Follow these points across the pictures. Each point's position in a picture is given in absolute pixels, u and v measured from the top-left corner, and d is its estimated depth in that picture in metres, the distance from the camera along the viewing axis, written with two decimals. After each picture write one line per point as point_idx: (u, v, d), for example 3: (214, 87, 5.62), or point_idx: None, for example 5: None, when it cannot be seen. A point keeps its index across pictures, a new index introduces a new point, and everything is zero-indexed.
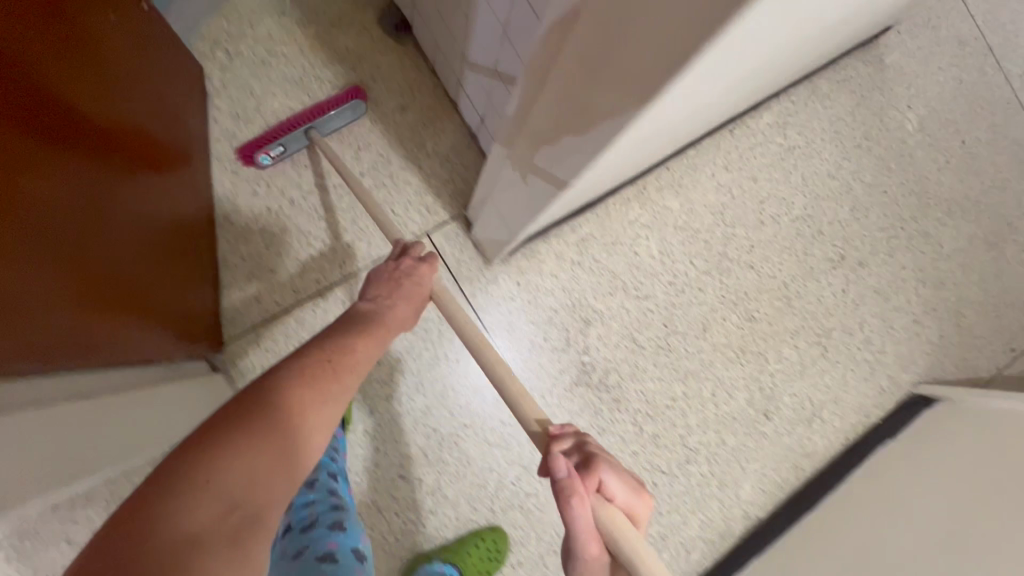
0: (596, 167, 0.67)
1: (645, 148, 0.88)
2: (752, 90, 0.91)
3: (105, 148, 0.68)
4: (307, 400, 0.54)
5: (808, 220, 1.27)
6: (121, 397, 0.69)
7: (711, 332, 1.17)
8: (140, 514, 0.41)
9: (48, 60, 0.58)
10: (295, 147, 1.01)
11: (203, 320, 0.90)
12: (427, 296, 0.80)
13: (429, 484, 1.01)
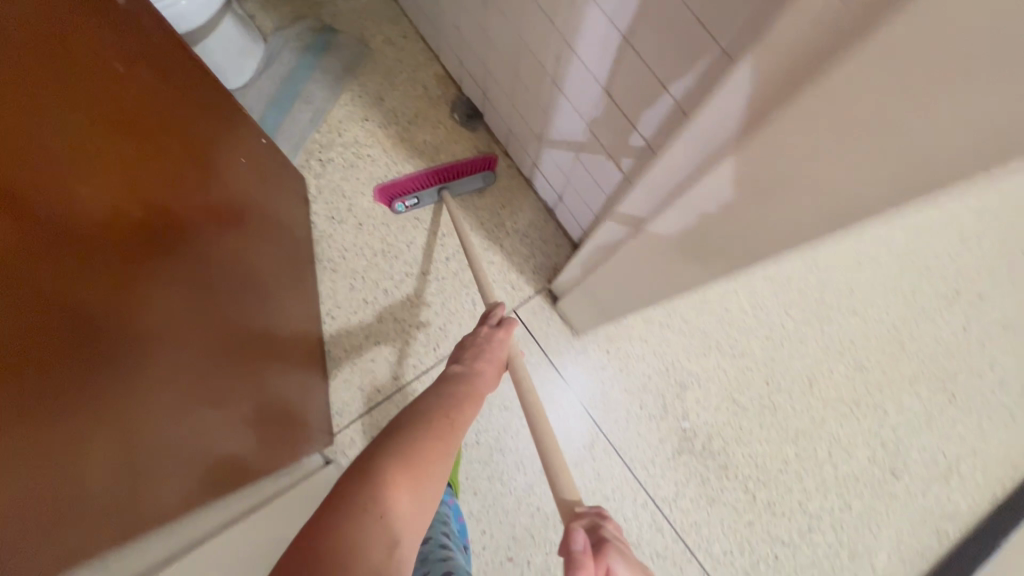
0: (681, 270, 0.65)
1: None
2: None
3: (236, 278, 0.72)
4: (425, 465, 0.47)
5: (912, 255, 1.18)
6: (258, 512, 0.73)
7: (818, 387, 1.10)
8: (317, 541, 0.39)
9: (196, 219, 0.63)
10: (427, 199, 1.08)
11: (314, 420, 0.95)
12: (503, 362, 0.71)
13: (538, 565, 0.99)
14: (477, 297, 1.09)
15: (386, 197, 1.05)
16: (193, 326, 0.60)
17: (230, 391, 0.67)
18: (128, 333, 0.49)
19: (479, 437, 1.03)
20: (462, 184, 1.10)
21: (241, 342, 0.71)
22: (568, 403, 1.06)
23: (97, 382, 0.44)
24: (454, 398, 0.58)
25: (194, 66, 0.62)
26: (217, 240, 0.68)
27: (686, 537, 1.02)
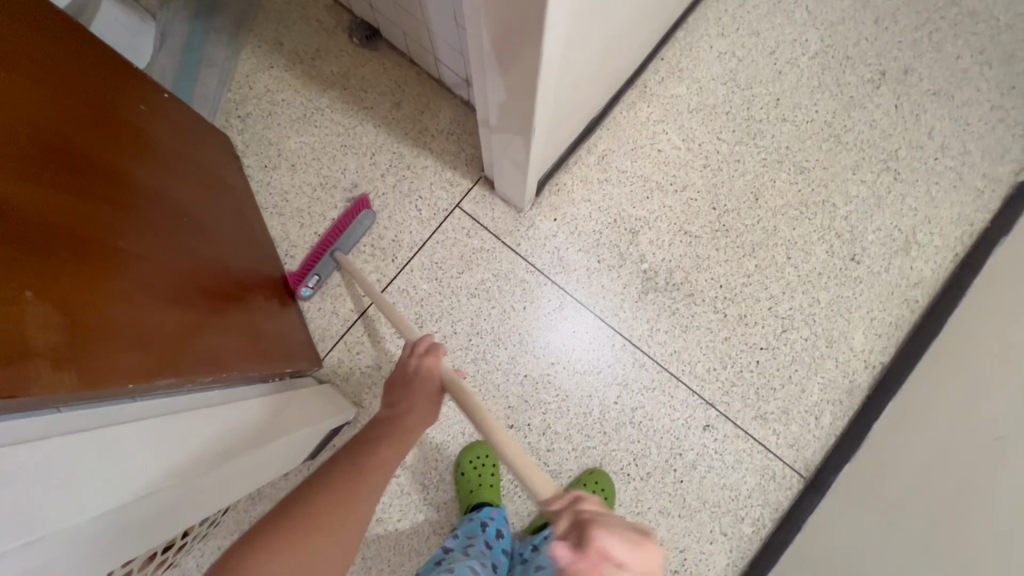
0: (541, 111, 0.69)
1: (613, 52, 0.84)
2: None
3: (165, 205, 0.78)
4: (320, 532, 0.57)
5: (830, 51, 1.18)
6: (270, 401, 0.82)
7: (764, 199, 1.13)
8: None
9: (98, 147, 0.69)
10: (326, 272, 1.08)
11: (301, 344, 1.00)
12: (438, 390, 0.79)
13: (539, 425, 1.06)
14: (420, 203, 1.13)
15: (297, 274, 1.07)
16: (120, 231, 0.66)
17: (182, 297, 0.73)
18: (43, 217, 0.55)
19: (455, 327, 1.08)
20: (350, 238, 1.08)
21: (188, 258, 0.77)
22: (530, 276, 1.10)
23: (20, 247, 0.51)
24: (374, 450, 0.68)
25: (54, 19, 0.70)
26: (131, 168, 0.74)
27: (669, 367, 1.07)
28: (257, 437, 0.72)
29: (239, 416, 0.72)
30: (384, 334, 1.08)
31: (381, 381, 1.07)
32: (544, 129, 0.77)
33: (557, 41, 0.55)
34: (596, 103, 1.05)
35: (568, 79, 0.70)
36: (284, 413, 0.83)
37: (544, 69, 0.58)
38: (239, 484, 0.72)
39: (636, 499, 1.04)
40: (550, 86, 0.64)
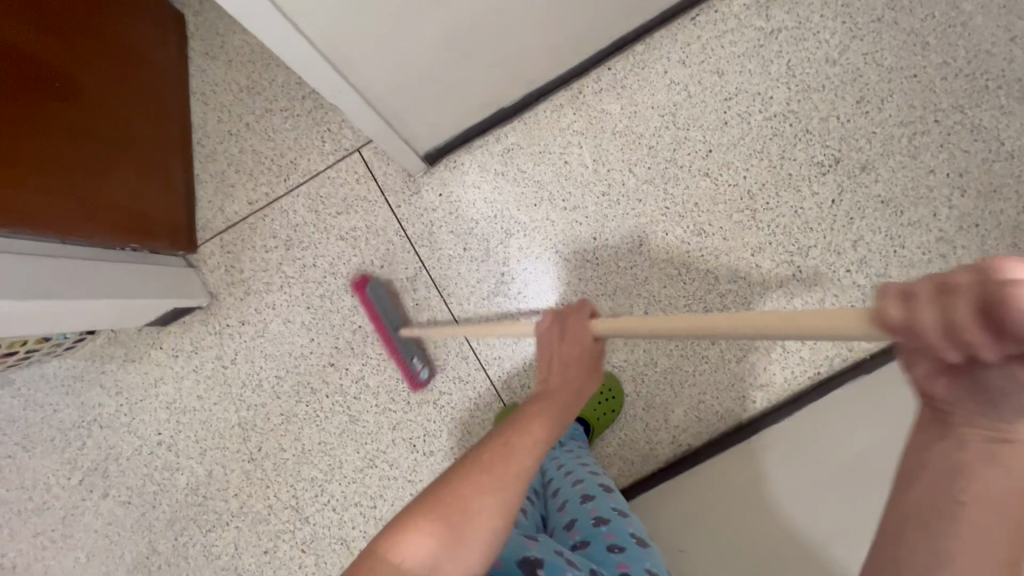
0: (343, 93, 0.74)
1: (476, 48, 0.82)
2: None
3: (48, 73, 0.87)
4: (484, 473, 0.57)
5: (790, 118, 1.07)
6: (86, 266, 0.94)
7: (649, 247, 1.08)
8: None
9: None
10: (412, 347, 1.09)
11: (174, 226, 1.11)
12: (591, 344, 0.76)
13: (354, 374, 1.13)
14: (326, 135, 1.16)
15: (410, 377, 1.10)
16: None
17: (52, 161, 0.86)
18: None
19: (316, 261, 1.15)
20: (388, 309, 1.10)
21: (64, 127, 0.88)
22: (398, 240, 1.13)
23: None
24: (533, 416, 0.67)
25: None
26: (24, 35, 0.83)
27: (488, 368, 1.11)
28: (38, 291, 0.84)
29: (28, 270, 0.85)
30: (255, 244, 1.16)
31: (237, 284, 1.16)
32: (360, 104, 0.78)
33: (261, 16, 0.56)
34: (500, 92, 1.02)
35: (362, 63, 0.70)
36: (98, 279, 0.95)
37: (269, 40, 0.60)
38: (23, 322, 0.85)
39: (413, 469, 1.11)
40: (314, 63, 0.66)
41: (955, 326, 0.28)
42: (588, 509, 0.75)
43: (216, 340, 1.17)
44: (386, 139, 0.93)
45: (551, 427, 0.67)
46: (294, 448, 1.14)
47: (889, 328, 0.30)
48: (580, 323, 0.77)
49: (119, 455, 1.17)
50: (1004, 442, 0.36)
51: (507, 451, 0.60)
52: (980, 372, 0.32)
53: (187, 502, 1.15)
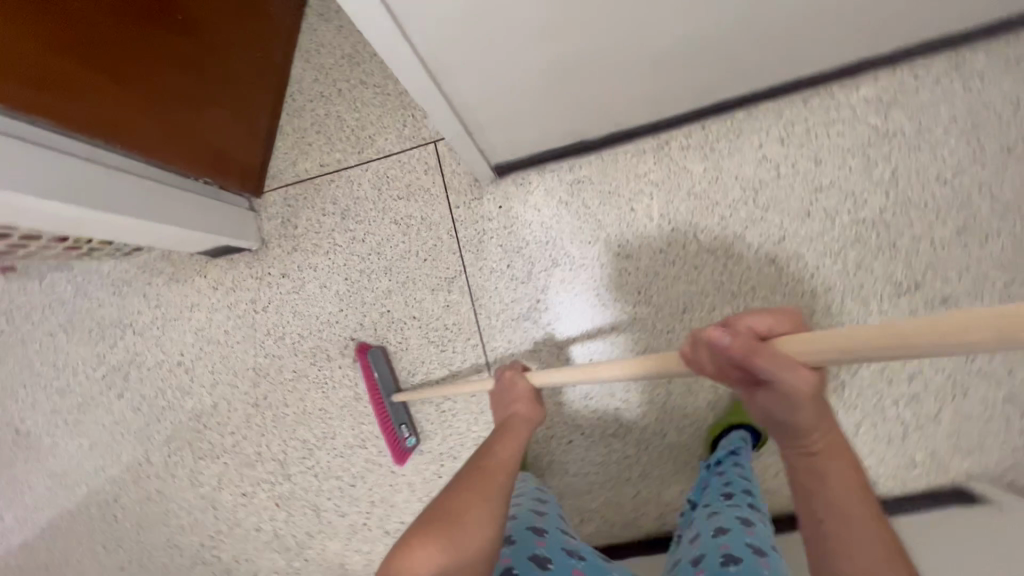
0: (427, 94, 0.75)
1: (571, 82, 0.81)
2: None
3: (174, 9, 0.92)
4: (471, 496, 0.62)
5: (879, 228, 1.00)
6: (161, 188, 1.00)
7: (691, 316, 1.05)
8: None
9: None
10: (404, 417, 1.09)
11: (246, 169, 1.16)
12: (532, 389, 0.88)
13: (370, 355, 1.15)
14: (409, 121, 1.18)
15: (394, 445, 1.09)
16: (123, 22, 0.83)
17: (151, 88, 0.91)
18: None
19: (366, 237, 1.17)
20: (382, 377, 1.11)
21: (173, 60, 0.93)
22: (447, 238, 1.14)
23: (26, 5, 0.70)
24: (496, 445, 0.74)
25: None
26: None
27: None
28: (109, 201, 0.90)
29: (108, 179, 0.91)
30: (315, 205, 1.20)
31: (288, 238, 1.21)
32: (445, 110, 0.79)
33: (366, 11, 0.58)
34: (587, 125, 0.99)
35: (454, 71, 0.71)
36: (169, 202, 1.01)
37: (372, 35, 0.62)
38: (90, 224, 0.92)
39: (399, 462, 1.13)
40: (409, 63, 0.67)
41: (710, 359, 0.59)
42: (719, 544, 0.69)
43: (255, 284, 1.21)
44: (462, 145, 0.93)
45: (518, 441, 0.77)
46: (296, 406, 1.17)
47: (691, 362, 0.62)
48: (517, 376, 0.89)
49: (142, 363, 1.24)
50: (812, 456, 0.58)
51: (487, 477, 0.66)
52: (756, 397, 0.59)
53: (188, 425, 1.21)
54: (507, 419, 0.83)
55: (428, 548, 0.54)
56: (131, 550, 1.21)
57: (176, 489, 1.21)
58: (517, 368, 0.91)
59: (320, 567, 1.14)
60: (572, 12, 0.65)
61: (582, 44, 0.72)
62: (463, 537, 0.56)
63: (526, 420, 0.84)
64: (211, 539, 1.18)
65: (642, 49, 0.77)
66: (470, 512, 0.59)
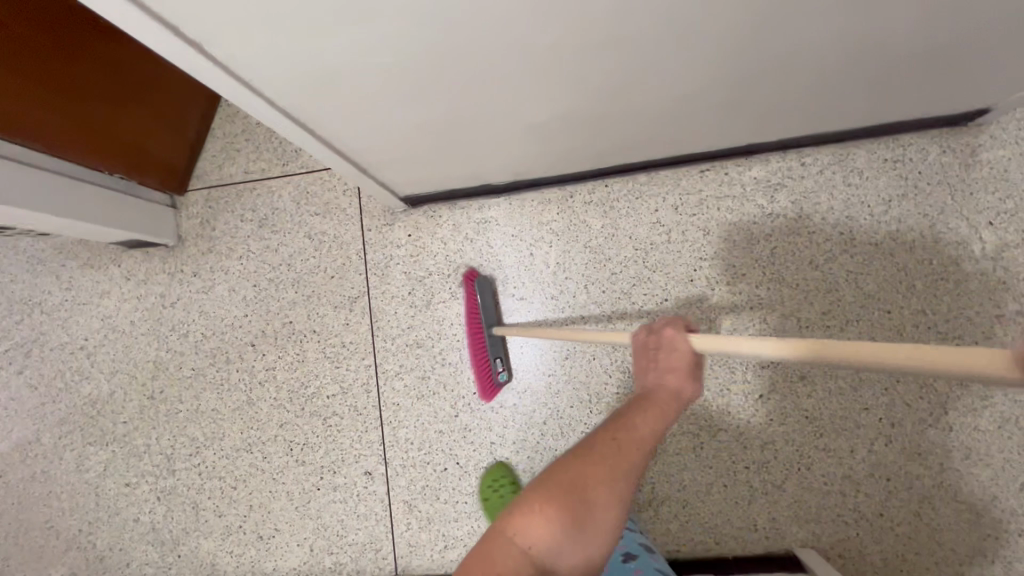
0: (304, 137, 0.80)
1: (453, 135, 0.86)
2: (611, 73, 0.75)
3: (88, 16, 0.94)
4: (596, 475, 0.60)
5: (753, 301, 1.06)
6: (69, 183, 1.02)
7: (573, 363, 1.09)
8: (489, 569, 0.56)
9: None
10: (501, 351, 1.08)
11: (168, 169, 1.19)
12: (690, 347, 0.66)
13: (268, 362, 1.18)
14: None
15: (484, 379, 1.09)
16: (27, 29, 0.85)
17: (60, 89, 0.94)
18: None
19: (279, 247, 1.20)
20: (489, 308, 1.10)
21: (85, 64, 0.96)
22: (356, 259, 1.18)
23: None
24: (632, 423, 0.64)
25: None
26: None
27: (383, 410, 1.13)
28: (6, 192, 0.93)
29: (8, 171, 0.93)
30: (234, 210, 1.23)
31: (204, 239, 1.23)
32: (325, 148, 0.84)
33: (214, 75, 0.62)
34: (490, 172, 1.04)
35: (323, 119, 0.76)
36: (75, 196, 1.03)
37: (227, 92, 0.66)
38: None
39: (281, 469, 1.15)
40: (273, 113, 0.72)
41: None
42: None
43: (166, 280, 1.24)
44: (360, 179, 0.97)
45: (665, 418, 0.65)
46: (190, 403, 1.20)
47: None
48: (673, 334, 0.67)
49: (45, 343, 1.26)
50: None
51: (617, 451, 0.61)
52: None
53: (81, 410, 1.23)
54: (649, 389, 0.67)
55: (545, 516, 0.58)
56: (9, 527, 1.22)
57: (61, 471, 1.22)
58: (680, 324, 0.68)
59: (190, 564, 1.16)
60: (423, 83, 0.70)
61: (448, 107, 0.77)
62: (595, 528, 0.58)
63: (683, 394, 0.67)
64: (88, 524, 1.20)
65: (519, 115, 0.82)
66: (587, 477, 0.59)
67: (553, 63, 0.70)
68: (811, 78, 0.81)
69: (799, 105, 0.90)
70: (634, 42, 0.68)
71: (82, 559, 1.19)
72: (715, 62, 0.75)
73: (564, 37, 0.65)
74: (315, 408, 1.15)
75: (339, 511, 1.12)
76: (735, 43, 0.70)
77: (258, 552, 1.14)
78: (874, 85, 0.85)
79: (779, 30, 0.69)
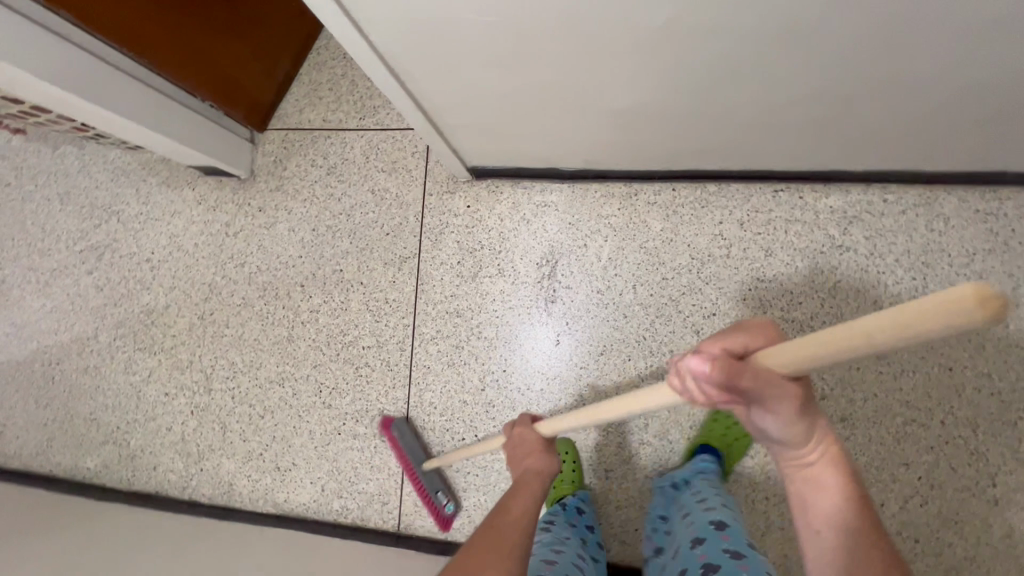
0: (393, 89, 0.82)
1: (532, 110, 0.87)
2: (717, 55, 0.70)
3: None
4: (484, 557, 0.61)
5: (804, 332, 1.03)
6: (167, 102, 1.08)
7: (607, 359, 1.09)
8: None
9: None
10: (440, 484, 1.09)
11: (255, 105, 1.24)
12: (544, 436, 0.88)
13: (313, 304, 1.23)
14: None
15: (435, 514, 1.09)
16: None
17: (173, 7, 1.00)
18: None
19: (343, 198, 1.24)
20: (415, 449, 1.11)
21: None
22: (412, 220, 1.20)
23: None
24: (504, 510, 0.73)
25: None
26: None
27: (413, 370, 1.16)
28: (112, 99, 0.99)
29: (116, 80, 0.99)
30: (307, 155, 1.27)
31: (275, 177, 1.29)
32: (408, 103, 0.86)
33: (325, 6, 0.64)
34: (559, 156, 1.05)
35: (415, 72, 0.78)
36: (169, 116, 1.09)
37: (335, 28, 0.69)
38: (90, 115, 1.00)
39: (307, 408, 1.20)
40: (371, 58, 0.75)
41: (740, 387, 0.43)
42: (697, 556, 0.72)
43: (234, 210, 1.30)
44: (433, 140, 0.99)
45: (533, 496, 0.77)
46: (236, 330, 1.26)
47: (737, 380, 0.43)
48: (528, 432, 0.90)
49: (117, 250, 1.34)
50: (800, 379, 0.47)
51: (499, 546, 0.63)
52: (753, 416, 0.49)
53: (139, 318, 1.31)
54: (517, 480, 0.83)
55: None
56: (56, 412, 1.32)
57: (110, 370, 1.31)
58: (526, 422, 0.93)
59: (209, 480, 1.22)
60: (516, 52, 0.71)
61: (537, 81, 0.78)
62: None
63: (542, 471, 0.83)
64: (127, 423, 1.28)
65: (601, 100, 0.83)
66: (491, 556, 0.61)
67: (655, 35, 0.66)
68: (942, 90, 0.73)
69: (893, 135, 0.86)
70: (748, 21, 0.63)
71: (116, 454, 1.27)
72: (834, 58, 0.69)
73: (673, 6, 0.61)
74: (349, 357, 1.19)
75: (355, 458, 1.16)
76: (844, 53, 0.68)
77: (272, 482, 1.19)
78: (983, 126, 0.81)
79: (892, 50, 0.66)
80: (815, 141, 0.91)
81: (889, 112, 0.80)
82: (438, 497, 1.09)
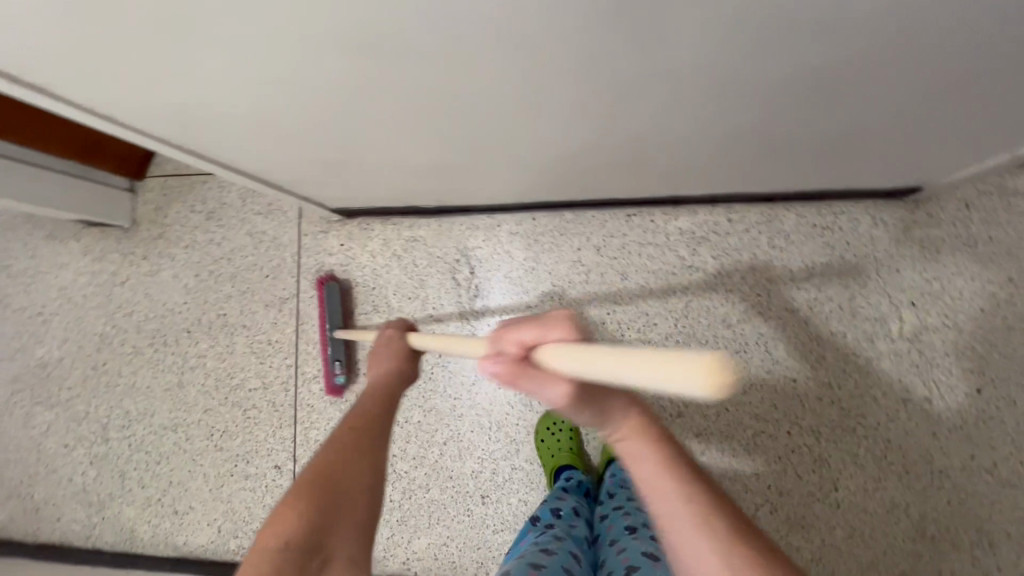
0: (201, 161, 0.87)
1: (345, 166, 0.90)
2: (485, 90, 0.64)
3: None
4: (357, 444, 0.64)
5: (661, 351, 1.06)
6: (26, 170, 1.09)
7: (479, 389, 1.12)
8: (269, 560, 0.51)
9: None
10: (340, 352, 1.14)
11: (127, 158, 1.25)
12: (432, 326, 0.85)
13: (201, 349, 1.25)
14: None
15: (327, 378, 1.15)
16: None
17: None
18: None
19: (223, 241, 1.26)
20: (332, 315, 1.15)
21: None
22: (290, 261, 1.22)
23: None
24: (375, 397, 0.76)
25: None
26: None
27: (298, 409, 1.19)
28: None
29: None
30: (186, 201, 1.28)
31: (156, 225, 1.29)
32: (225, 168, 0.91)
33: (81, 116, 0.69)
34: (408, 196, 1.07)
35: (208, 147, 0.83)
36: (30, 182, 1.09)
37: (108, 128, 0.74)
38: None
39: (200, 452, 1.22)
40: (159, 142, 0.80)
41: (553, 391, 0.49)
42: None
43: (119, 260, 1.31)
44: (276, 190, 1.03)
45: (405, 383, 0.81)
46: (129, 379, 1.28)
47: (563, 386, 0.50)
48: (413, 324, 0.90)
49: (8, 305, 1.35)
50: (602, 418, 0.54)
51: (368, 424, 0.67)
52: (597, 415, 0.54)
53: (34, 371, 1.32)
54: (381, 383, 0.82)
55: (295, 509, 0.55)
56: None
57: (10, 425, 1.32)
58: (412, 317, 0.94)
59: (111, 527, 1.24)
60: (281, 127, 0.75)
61: (327, 146, 0.82)
62: (353, 505, 0.58)
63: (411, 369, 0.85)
64: (29, 476, 1.30)
65: (400, 156, 0.86)
66: (363, 446, 0.63)
67: (399, 83, 0.62)
68: (703, 134, 0.77)
69: (693, 168, 0.90)
70: (480, 68, 0.58)
71: (21, 507, 1.29)
72: (614, 85, 0.62)
73: (389, 85, 0.63)
74: (237, 400, 1.22)
75: (247, 498, 1.19)
76: (586, 116, 0.71)
77: (171, 525, 1.22)
78: (768, 156, 0.84)
79: (627, 112, 0.70)
80: (628, 175, 0.94)
81: (671, 152, 0.83)
82: (336, 364, 1.14)
